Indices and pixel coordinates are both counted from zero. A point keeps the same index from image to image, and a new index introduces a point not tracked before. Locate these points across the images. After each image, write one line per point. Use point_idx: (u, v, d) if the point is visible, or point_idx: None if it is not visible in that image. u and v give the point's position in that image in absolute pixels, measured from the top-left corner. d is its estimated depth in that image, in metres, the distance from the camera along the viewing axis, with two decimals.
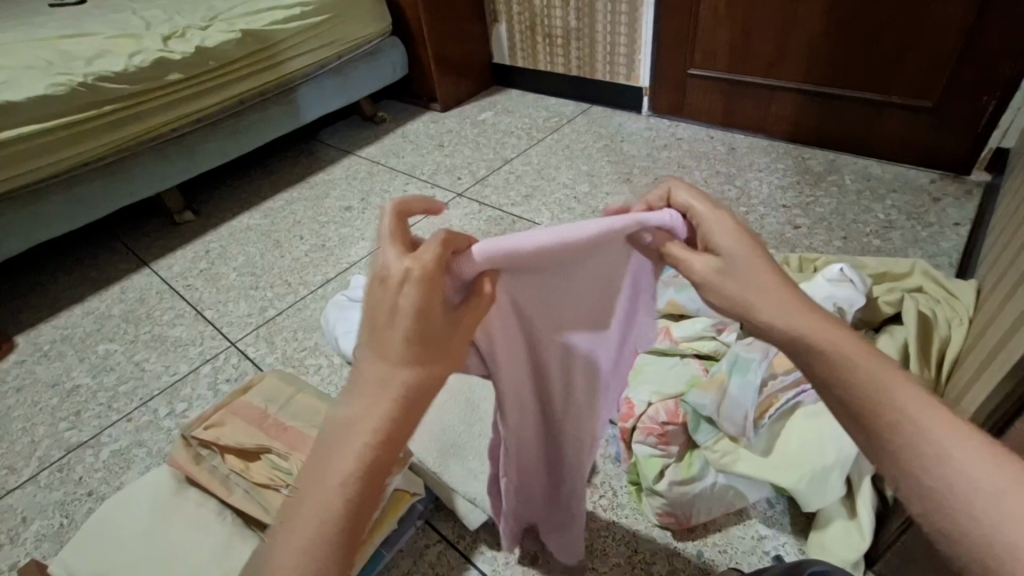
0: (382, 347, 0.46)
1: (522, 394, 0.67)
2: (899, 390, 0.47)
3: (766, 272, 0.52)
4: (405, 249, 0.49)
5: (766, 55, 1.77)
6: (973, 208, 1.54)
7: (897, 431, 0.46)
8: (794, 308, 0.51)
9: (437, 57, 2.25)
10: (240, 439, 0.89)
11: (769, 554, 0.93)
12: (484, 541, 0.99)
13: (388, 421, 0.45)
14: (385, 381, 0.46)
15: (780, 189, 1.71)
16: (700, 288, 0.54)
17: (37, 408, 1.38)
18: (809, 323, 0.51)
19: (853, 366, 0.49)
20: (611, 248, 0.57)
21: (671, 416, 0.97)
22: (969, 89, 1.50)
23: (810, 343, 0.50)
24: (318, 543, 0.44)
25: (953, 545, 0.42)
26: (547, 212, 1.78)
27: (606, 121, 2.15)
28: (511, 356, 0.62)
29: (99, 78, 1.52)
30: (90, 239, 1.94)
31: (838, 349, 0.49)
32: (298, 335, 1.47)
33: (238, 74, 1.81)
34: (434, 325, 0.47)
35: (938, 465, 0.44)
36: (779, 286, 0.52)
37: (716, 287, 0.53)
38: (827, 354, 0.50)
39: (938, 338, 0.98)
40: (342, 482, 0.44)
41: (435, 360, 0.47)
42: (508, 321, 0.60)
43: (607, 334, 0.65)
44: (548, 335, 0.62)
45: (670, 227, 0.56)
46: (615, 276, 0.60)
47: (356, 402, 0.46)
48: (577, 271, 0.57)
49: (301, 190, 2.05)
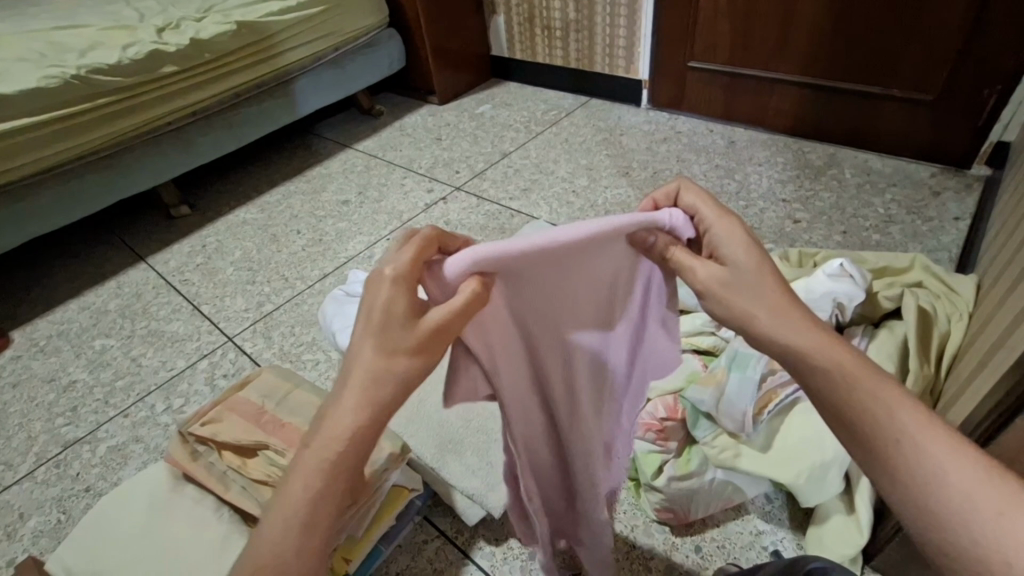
0: (370, 341, 0.47)
1: (526, 399, 0.65)
2: (898, 404, 0.47)
3: (767, 280, 0.53)
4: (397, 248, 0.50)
5: (766, 48, 1.76)
6: (973, 202, 1.53)
7: (896, 445, 0.46)
8: (795, 320, 0.51)
9: (435, 49, 2.23)
10: (237, 435, 0.88)
11: (767, 549, 0.93)
12: (483, 536, 0.99)
13: (370, 409, 0.46)
14: (369, 371, 0.46)
15: (780, 183, 1.71)
16: (704, 296, 0.54)
17: (33, 404, 1.37)
18: (811, 337, 0.51)
19: (854, 381, 0.48)
20: (613, 249, 0.55)
21: (670, 412, 0.97)
22: (971, 82, 1.49)
23: (811, 357, 0.50)
24: (304, 523, 0.45)
25: (948, 559, 0.42)
26: (546, 206, 1.77)
27: (605, 114, 2.14)
28: (512, 360, 0.61)
29: (92, 70, 1.50)
30: (85, 233, 1.93)
31: (839, 364, 0.49)
32: (296, 330, 1.46)
33: (233, 67, 1.79)
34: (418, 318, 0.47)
35: (935, 481, 0.44)
36: (779, 297, 0.52)
37: (719, 293, 0.53)
38: (827, 369, 0.49)
39: (938, 335, 0.97)
40: (323, 465, 0.45)
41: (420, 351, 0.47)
42: (508, 325, 0.58)
43: (613, 339, 0.62)
44: (551, 338, 0.61)
45: (674, 229, 0.54)
46: (618, 278, 0.58)
47: (342, 392, 0.46)
48: (579, 270, 0.57)
49: (298, 183, 2.04)
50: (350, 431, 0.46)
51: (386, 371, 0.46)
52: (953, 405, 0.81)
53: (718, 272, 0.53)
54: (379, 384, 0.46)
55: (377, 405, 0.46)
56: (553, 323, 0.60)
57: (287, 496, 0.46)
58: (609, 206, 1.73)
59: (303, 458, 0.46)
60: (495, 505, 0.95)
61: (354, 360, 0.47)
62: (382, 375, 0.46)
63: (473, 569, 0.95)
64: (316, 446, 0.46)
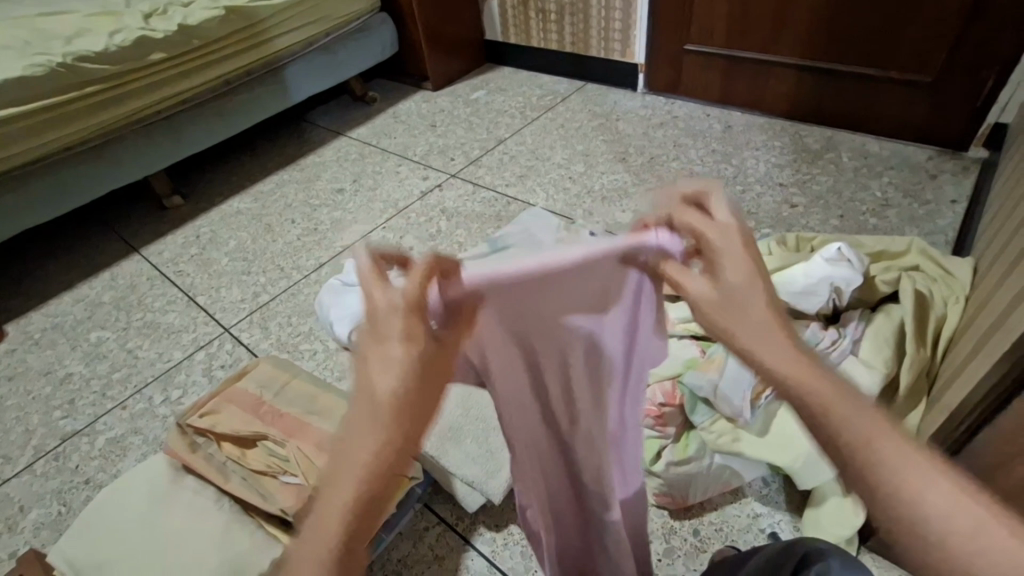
0: (375, 374, 0.45)
1: (529, 415, 0.63)
2: (894, 444, 0.44)
3: (762, 305, 0.48)
4: (385, 276, 0.48)
5: (764, 30, 1.74)
6: (970, 185, 1.53)
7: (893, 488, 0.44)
8: (786, 350, 0.47)
9: (428, 34, 2.19)
10: (236, 427, 0.89)
11: (765, 532, 0.94)
12: (483, 523, 1.00)
13: (388, 441, 0.43)
14: (376, 404, 0.44)
15: (777, 167, 1.70)
16: (698, 316, 0.50)
17: (30, 397, 1.36)
18: (806, 372, 0.46)
19: (851, 420, 0.45)
20: (601, 264, 0.55)
21: (668, 398, 0.97)
22: (969, 63, 1.48)
23: (809, 396, 0.46)
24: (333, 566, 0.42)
25: None
26: (542, 193, 1.76)
27: (601, 98, 2.12)
28: (512, 374, 0.59)
29: (79, 58, 1.48)
30: (77, 225, 1.91)
31: (831, 402, 0.45)
32: (292, 320, 1.46)
33: (224, 54, 1.76)
34: (421, 346, 0.46)
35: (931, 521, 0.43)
36: (774, 323, 0.48)
37: (706, 313, 0.49)
38: (824, 409, 0.45)
39: (934, 318, 0.98)
40: (343, 507, 0.43)
41: (427, 377, 0.46)
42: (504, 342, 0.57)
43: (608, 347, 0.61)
44: (549, 353, 0.60)
45: (663, 247, 0.53)
46: (609, 290, 0.57)
47: (355, 428, 0.44)
48: (567, 281, 0.55)
49: (292, 172, 2.02)
50: (370, 462, 0.43)
51: (396, 403, 0.44)
52: (949, 388, 0.82)
53: (710, 288, 0.49)
54: (402, 406, 0.44)
55: (400, 429, 0.44)
56: (543, 333, 0.58)
57: (310, 540, 0.43)
58: (606, 192, 1.72)
59: (321, 499, 0.44)
60: (494, 491, 0.96)
61: (365, 383, 0.45)
62: (393, 405, 0.44)
63: (473, 555, 0.96)
64: (336, 486, 0.43)
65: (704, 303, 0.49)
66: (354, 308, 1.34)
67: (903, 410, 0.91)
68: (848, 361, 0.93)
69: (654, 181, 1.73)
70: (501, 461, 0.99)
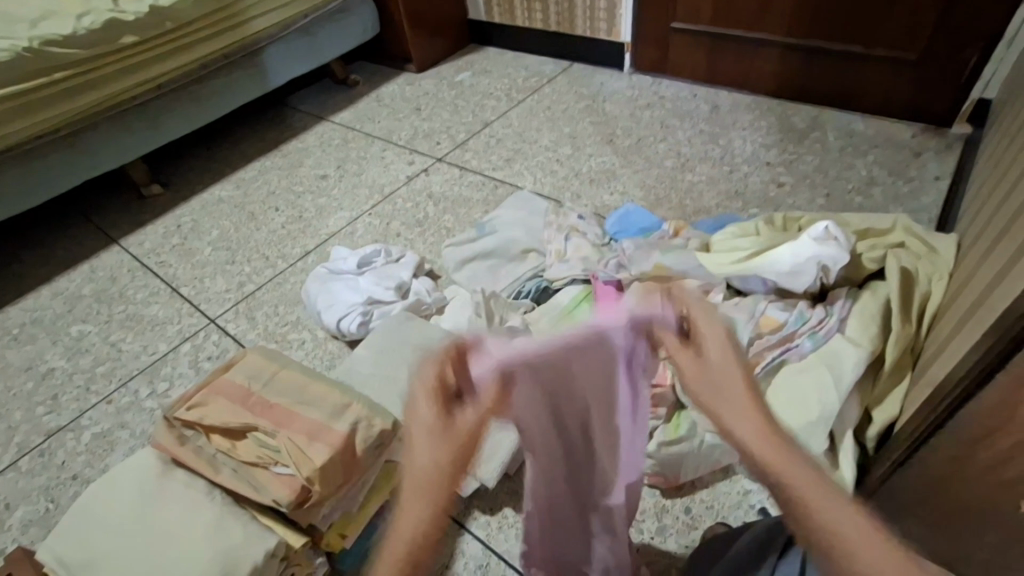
0: (416, 458, 0.48)
1: (549, 466, 0.68)
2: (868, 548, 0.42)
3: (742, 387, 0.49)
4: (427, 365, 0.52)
5: (750, 8, 1.72)
6: (953, 162, 1.55)
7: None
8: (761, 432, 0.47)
9: (410, 15, 2.14)
10: (224, 418, 0.87)
11: (755, 508, 0.96)
12: (477, 507, 1.00)
13: (430, 521, 0.46)
14: (418, 486, 0.47)
15: (763, 146, 1.70)
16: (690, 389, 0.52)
17: (11, 393, 1.34)
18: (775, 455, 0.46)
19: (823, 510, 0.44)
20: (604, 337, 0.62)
21: (659, 379, 0.98)
22: (953, 39, 1.48)
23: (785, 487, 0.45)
24: None
25: None
26: (529, 176, 1.74)
27: (588, 79, 2.09)
28: (533, 432, 0.65)
29: (46, 42, 1.42)
30: (52, 216, 1.86)
31: (801, 491, 0.45)
32: (279, 310, 1.44)
33: (198, 35, 1.71)
34: (455, 433, 0.49)
35: None
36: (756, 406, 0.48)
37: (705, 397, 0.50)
38: (795, 498, 0.45)
39: (919, 294, 0.99)
40: None
41: (459, 462, 0.48)
42: (527, 408, 0.62)
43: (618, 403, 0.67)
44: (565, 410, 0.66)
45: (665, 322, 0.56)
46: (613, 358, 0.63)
47: (404, 514, 0.47)
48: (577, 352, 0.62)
49: (274, 159, 1.98)
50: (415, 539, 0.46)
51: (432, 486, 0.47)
52: (934, 362, 0.83)
53: (700, 363, 0.52)
54: (433, 485, 0.47)
55: (436, 506, 0.47)
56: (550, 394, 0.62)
57: None
58: (594, 174, 1.71)
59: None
60: (488, 475, 0.97)
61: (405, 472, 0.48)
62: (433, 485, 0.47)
63: (468, 539, 0.97)
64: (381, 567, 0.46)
65: (689, 372, 0.52)
66: (342, 297, 1.32)
67: (888, 385, 0.92)
68: (835, 339, 0.94)
69: (641, 163, 1.72)
70: (494, 446, 0.99)
